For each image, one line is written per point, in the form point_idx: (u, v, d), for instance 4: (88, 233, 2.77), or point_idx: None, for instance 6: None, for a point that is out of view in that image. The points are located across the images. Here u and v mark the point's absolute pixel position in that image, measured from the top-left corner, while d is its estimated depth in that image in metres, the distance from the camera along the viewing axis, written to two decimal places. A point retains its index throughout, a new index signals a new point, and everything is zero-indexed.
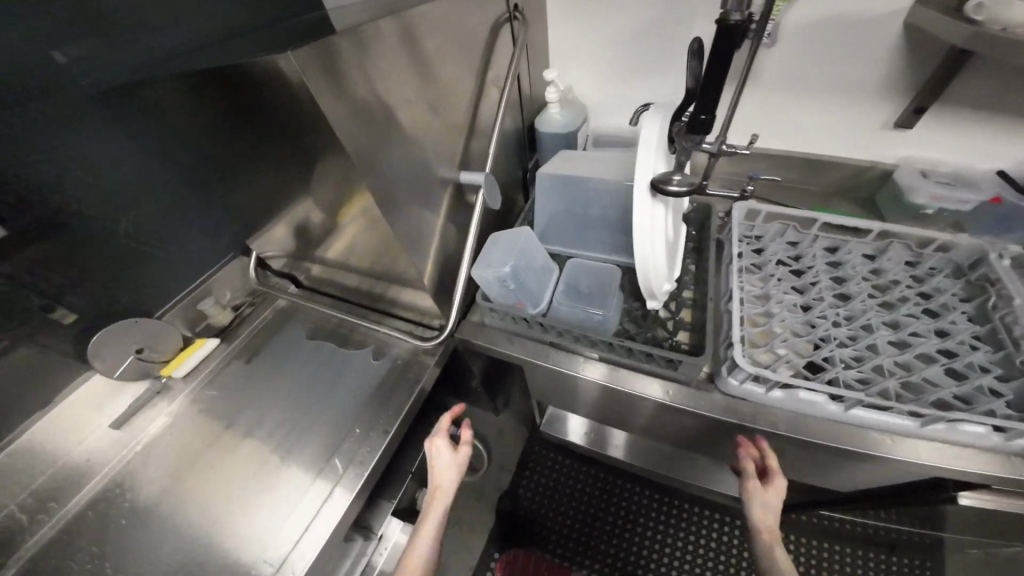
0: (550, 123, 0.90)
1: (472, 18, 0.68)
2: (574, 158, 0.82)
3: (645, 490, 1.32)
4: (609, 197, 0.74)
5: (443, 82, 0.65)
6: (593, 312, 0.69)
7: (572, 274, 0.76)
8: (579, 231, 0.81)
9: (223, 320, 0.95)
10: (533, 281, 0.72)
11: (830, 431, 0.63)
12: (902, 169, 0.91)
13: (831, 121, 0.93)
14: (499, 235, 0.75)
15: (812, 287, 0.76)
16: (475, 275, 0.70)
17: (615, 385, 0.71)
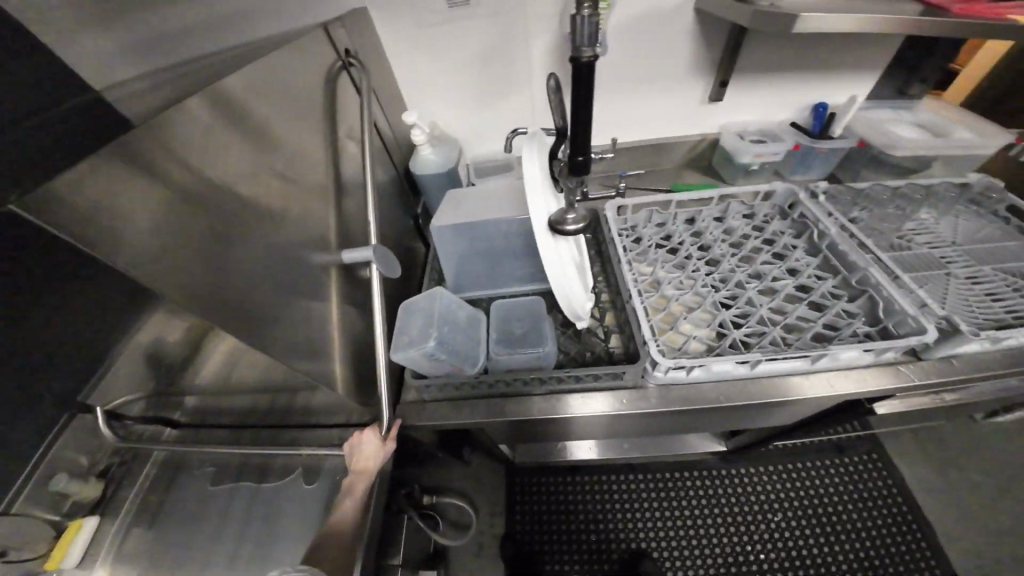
0: (424, 165, 0.85)
1: (300, 76, 0.60)
2: (461, 198, 0.79)
3: (629, 476, 1.37)
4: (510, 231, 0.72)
5: (288, 156, 0.55)
6: (527, 352, 0.67)
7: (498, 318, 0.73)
8: (491, 270, 0.78)
9: (90, 497, 0.69)
10: (460, 343, 0.68)
11: (747, 390, 0.69)
12: (725, 136, 1.06)
13: (667, 106, 1.04)
14: (411, 303, 0.69)
15: (688, 259, 0.82)
16: (399, 358, 0.63)
17: (569, 414, 0.68)
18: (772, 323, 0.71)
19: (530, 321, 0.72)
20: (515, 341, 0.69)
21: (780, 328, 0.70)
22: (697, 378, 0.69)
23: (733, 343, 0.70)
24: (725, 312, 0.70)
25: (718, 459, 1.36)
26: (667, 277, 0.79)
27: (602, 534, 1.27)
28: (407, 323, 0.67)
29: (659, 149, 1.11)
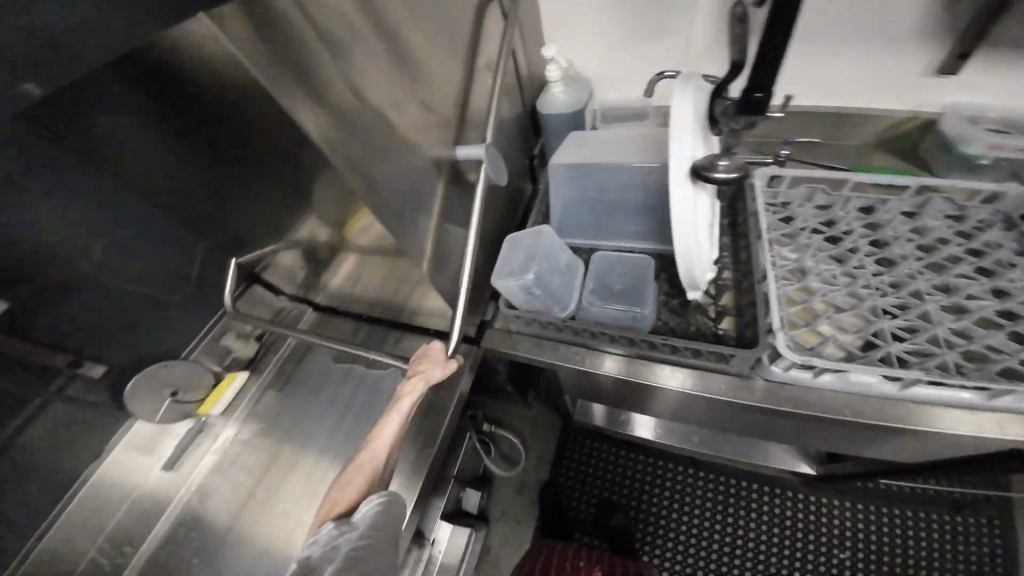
0: (554, 104, 0.83)
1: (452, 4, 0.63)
2: (588, 143, 0.76)
3: (686, 468, 1.31)
4: (636, 180, 0.68)
5: (431, 81, 0.60)
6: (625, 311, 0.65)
7: (598, 268, 0.71)
8: (605, 220, 0.75)
9: (248, 352, 0.95)
10: (557, 285, 0.69)
11: (880, 410, 0.60)
12: (950, 117, 0.82)
13: (871, 68, 0.83)
14: (514, 238, 0.72)
15: (849, 252, 0.69)
16: (499, 285, 0.68)
17: (660, 384, 0.67)
18: (948, 346, 0.58)
19: (635, 281, 0.69)
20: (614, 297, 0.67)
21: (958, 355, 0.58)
22: (822, 383, 0.61)
23: (884, 356, 0.60)
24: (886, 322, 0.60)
25: (795, 478, 1.24)
26: (816, 266, 0.68)
27: (645, 512, 1.28)
28: (509, 257, 0.70)
29: (842, 121, 0.91)
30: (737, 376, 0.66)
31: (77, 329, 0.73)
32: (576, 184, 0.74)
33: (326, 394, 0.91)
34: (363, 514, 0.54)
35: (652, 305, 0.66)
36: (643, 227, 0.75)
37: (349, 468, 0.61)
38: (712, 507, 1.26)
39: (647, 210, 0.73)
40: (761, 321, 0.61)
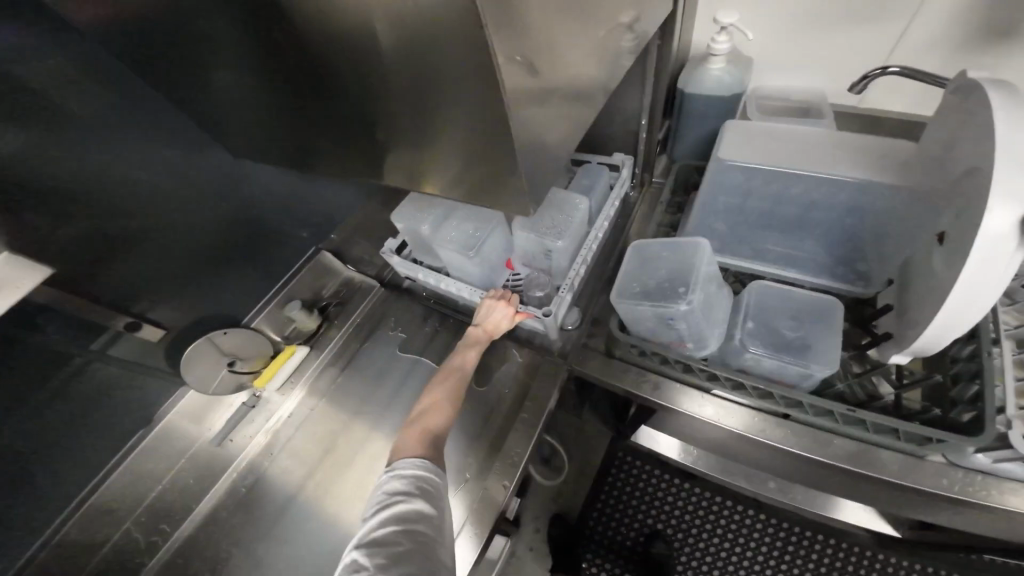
0: (707, 84, 0.71)
1: None
2: (758, 137, 0.63)
3: (749, 510, 1.16)
4: (818, 194, 0.59)
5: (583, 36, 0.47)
6: (792, 366, 0.51)
7: (754, 301, 0.57)
8: (754, 231, 0.66)
9: (310, 326, 0.91)
10: (704, 316, 0.54)
11: None
12: None
13: None
14: (643, 244, 0.59)
15: None
16: (624, 307, 0.53)
17: (806, 450, 0.52)
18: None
19: (812, 327, 0.54)
20: (779, 343, 0.53)
21: None
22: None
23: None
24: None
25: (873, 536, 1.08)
26: None
27: (693, 549, 1.15)
28: (649, 271, 0.56)
29: None
30: (910, 455, 0.50)
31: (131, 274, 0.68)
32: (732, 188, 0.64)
33: (387, 382, 0.88)
34: (391, 528, 0.51)
35: (825, 364, 0.51)
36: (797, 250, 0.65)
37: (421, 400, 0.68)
38: (773, 558, 1.10)
39: (809, 233, 0.63)
40: (968, 394, 0.48)
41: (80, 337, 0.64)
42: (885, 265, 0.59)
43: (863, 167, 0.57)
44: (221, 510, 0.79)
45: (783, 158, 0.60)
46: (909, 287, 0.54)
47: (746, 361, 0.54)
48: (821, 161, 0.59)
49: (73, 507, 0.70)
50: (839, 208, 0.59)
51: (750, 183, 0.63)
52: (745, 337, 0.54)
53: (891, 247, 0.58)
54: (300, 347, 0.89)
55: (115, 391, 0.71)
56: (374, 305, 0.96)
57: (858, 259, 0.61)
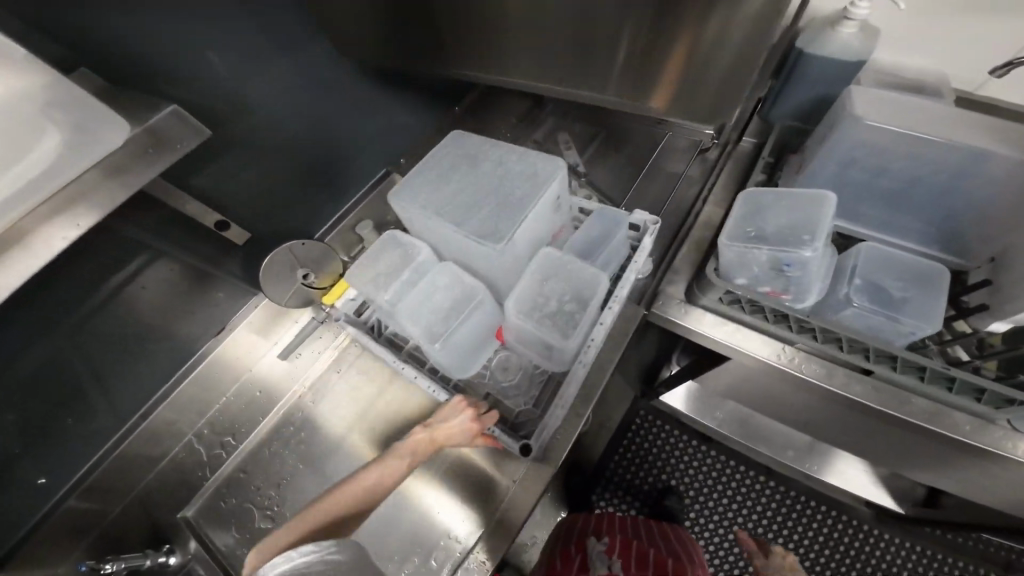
0: (832, 47, 0.69)
1: None
2: (881, 101, 0.60)
3: (760, 476, 1.23)
4: (941, 170, 0.57)
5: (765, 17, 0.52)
6: (895, 321, 0.54)
7: (853, 259, 0.59)
8: (855, 201, 0.65)
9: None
10: (817, 269, 0.56)
11: None
12: None
13: None
14: (758, 193, 0.60)
15: None
16: (728, 249, 0.57)
17: (882, 404, 0.56)
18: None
19: (917, 288, 0.57)
20: (888, 301, 0.55)
21: None
22: None
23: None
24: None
25: (871, 513, 1.15)
26: None
27: (704, 504, 1.23)
28: (760, 219, 0.59)
29: None
30: (981, 418, 0.53)
31: (204, 172, 0.69)
32: (853, 159, 0.62)
33: None
34: None
35: (931, 322, 0.54)
36: (895, 224, 0.65)
37: (338, 490, 0.64)
38: (777, 520, 1.19)
39: (919, 208, 0.62)
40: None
41: (161, 230, 0.67)
42: (995, 244, 0.58)
43: (1000, 141, 0.55)
44: (289, 414, 0.85)
45: (910, 125, 0.57)
46: (1010, 263, 0.55)
47: (843, 317, 0.57)
48: (951, 132, 0.56)
49: (171, 380, 0.78)
50: (957, 184, 0.57)
51: (866, 153, 0.60)
52: (851, 293, 0.56)
53: (998, 229, 0.57)
54: None
55: (184, 286, 0.74)
56: None
57: (972, 236, 0.60)
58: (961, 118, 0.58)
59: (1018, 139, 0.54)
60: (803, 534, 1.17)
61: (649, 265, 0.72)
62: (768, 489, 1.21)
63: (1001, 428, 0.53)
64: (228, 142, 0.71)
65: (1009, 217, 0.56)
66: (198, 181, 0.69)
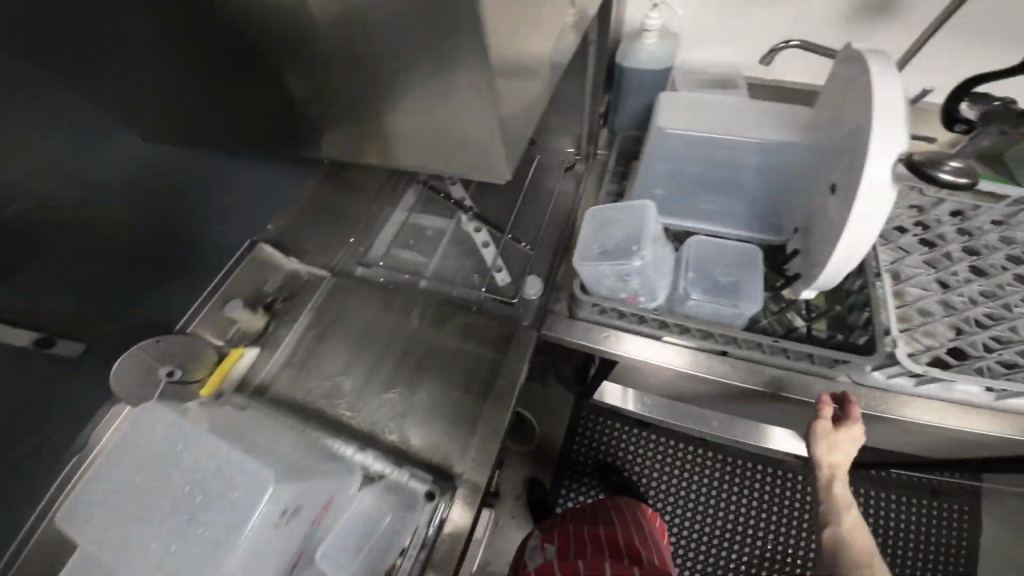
0: (642, 58, 0.77)
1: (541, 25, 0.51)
2: (686, 104, 0.68)
3: (699, 449, 1.31)
4: (742, 160, 0.65)
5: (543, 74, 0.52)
6: (730, 306, 0.60)
7: (694, 252, 0.65)
8: (687, 196, 0.72)
9: (257, 325, 0.78)
10: (654, 270, 0.61)
11: (958, 419, 0.61)
12: None
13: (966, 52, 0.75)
14: (598, 209, 0.64)
15: (943, 254, 0.69)
16: (578, 266, 0.60)
17: (745, 381, 0.61)
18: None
19: (739, 270, 0.64)
20: (717, 289, 0.62)
21: None
22: (923, 393, 0.61)
23: (977, 368, 0.61)
24: (990, 331, 0.60)
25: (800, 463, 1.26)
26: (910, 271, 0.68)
27: (653, 486, 1.28)
28: (606, 233, 0.63)
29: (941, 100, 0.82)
30: (824, 378, 0.61)
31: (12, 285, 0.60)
32: (674, 158, 0.68)
33: None
34: None
35: (754, 302, 0.61)
36: (723, 211, 0.72)
37: None
38: (718, 485, 1.27)
39: (736, 194, 0.70)
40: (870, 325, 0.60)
41: None
42: (790, 212, 0.67)
43: (780, 128, 0.64)
44: None
45: (709, 124, 0.65)
46: (812, 229, 0.62)
47: (691, 308, 0.62)
48: (744, 126, 0.64)
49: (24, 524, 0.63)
50: (758, 169, 0.66)
51: (684, 152, 0.67)
52: (687, 287, 0.62)
53: (795, 202, 0.66)
54: (250, 349, 0.76)
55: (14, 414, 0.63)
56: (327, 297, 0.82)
57: (775, 208, 0.69)
58: (749, 110, 0.67)
59: (793, 125, 0.64)
60: (741, 495, 1.26)
61: (541, 284, 0.81)
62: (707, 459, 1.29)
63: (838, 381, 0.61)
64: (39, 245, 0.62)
65: (799, 191, 0.65)
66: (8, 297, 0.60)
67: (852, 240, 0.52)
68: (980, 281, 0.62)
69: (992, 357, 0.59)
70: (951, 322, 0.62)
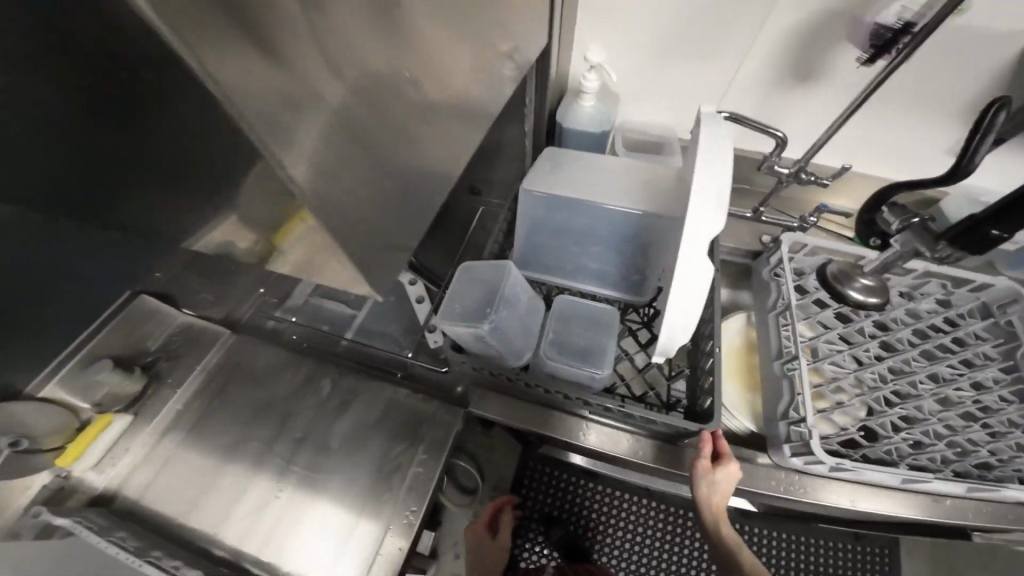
0: (580, 119, 0.76)
1: (461, 87, 0.46)
2: (564, 164, 0.74)
3: (657, 504, 1.19)
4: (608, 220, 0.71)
5: (458, 140, 0.48)
6: (584, 369, 0.65)
7: (560, 314, 0.72)
8: (563, 251, 0.76)
9: (133, 388, 0.73)
10: (511, 329, 0.66)
11: (883, 505, 0.59)
12: (949, 197, 0.79)
13: (877, 137, 0.80)
14: (471, 264, 0.70)
15: (857, 331, 0.71)
16: (442, 326, 0.63)
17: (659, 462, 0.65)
18: (939, 440, 0.59)
19: (596, 333, 0.70)
20: (574, 352, 0.67)
21: (946, 447, 0.59)
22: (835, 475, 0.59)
23: (885, 448, 0.60)
24: (896, 414, 0.59)
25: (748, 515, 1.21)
26: (827, 349, 0.69)
27: (603, 543, 1.17)
28: (469, 292, 0.67)
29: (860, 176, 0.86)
30: (744, 461, 0.64)
31: None
32: (551, 211, 0.73)
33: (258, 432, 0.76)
34: None
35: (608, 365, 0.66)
36: (595, 268, 0.76)
37: None
38: (674, 542, 1.16)
39: (604, 253, 0.75)
40: (791, 410, 0.62)
41: None
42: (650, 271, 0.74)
43: (638, 197, 0.70)
44: None
45: (578, 188, 0.72)
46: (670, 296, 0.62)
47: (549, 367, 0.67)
48: (608, 192, 0.71)
49: None
50: (620, 232, 0.72)
51: (560, 207, 0.73)
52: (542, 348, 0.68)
53: (652, 265, 0.73)
54: (120, 416, 0.71)
55: None
56: (226, 356, 0.78)
57: (641, 268, 0.75)
58: (612, 177, 0.73)
59: (649, 195, 0.71)
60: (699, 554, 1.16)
61: None
62: (662, 514, 1.18)
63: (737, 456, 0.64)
64: None
65: (657, 256, 0.71)
66: None
67: (677, 309, 0.52)
68: (887, 363, 0.62)
69: (898, 440, 0.58)
70: (852, 400, 0.61)
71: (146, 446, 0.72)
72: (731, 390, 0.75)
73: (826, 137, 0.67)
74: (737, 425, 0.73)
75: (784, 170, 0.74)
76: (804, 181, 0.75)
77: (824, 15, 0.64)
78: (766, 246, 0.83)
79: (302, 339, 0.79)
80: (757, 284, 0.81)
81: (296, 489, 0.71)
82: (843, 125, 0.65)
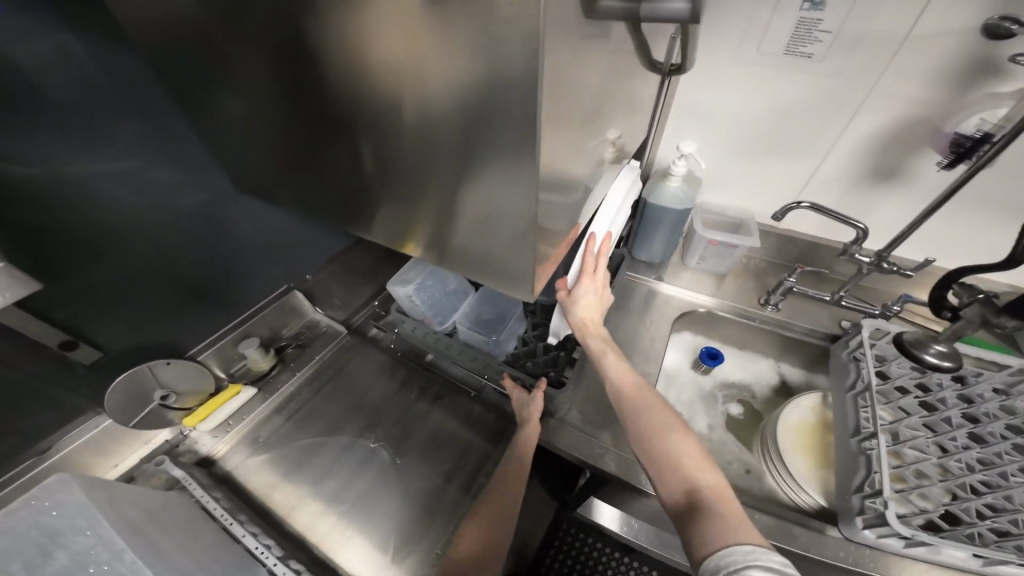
0: (665, 197, 0.88)
1: (593, 152, 0.59)
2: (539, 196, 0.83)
3: None
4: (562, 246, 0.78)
5: (584, 192, 0.60)
6: (481, 335, 0.88)
7: (479, 301, 0.96)
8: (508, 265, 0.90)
9: (264, 366, 0.90)
10: (434, 302, 0.92)
11: None
12: None
13: (965, 236, 0.82)
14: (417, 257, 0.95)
15: (943, 420, 0.68)
16: (390, 289, 0.89)
17: None
18: None
19: (502, 313, 0.93)
20: (480, 323, 0.90)
21: None
22: (914, 554, 0.59)
23: (967, 534, 0.58)
24: (979, 499, 0.58)
25: None
26: (910, 432, 0.67)
27: None
28: (410, 274, 0.91)
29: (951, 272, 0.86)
30: (816, 533, 0.64)
31: (80, 289, 0.65)
32: None
33: (346, 424, 0.86)
34: None
35: (505, 337, 0.89)
36: None
37: None
38: None
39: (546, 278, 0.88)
40: (865, 484, 0.63)
41: (14, 359, 0.61)
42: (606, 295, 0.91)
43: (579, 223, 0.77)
44: None
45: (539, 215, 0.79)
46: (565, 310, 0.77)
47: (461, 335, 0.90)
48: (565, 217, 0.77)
49: None
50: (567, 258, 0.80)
51: None
52: (459, 321, 0.92)
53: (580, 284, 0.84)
54: (247, 388, 0.86)
55: (32, 412, 0.64)
56: (335, 352, 0.97)
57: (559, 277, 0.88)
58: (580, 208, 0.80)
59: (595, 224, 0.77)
60: None
61: (510, 344, 0.90)
62: None
63: (803, 522, 0.66)
64: (112, 255, 0.68)
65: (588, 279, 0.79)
66: (71, 299, 0.65)
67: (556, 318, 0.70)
68: (973, 451, 0.61)
69: (981, 525, 0.57)
70: (935, 484, 0.60)
71: (255, 419, 0.85)
72: (798, 464, 0.75)
73: (910, 227, 0.71)
74: (806, 499, 0.71)
75: (866, 258, 0.78)
76: (886, 271, 0.77)
77: (905, 122, 0.73)
78: (845, 331, 0.84)
79: (398, 351, 0.97)
80: (834, 366, 0.83)
81: (372, 480, 0.79)
82: (927, 219, 0.69)
